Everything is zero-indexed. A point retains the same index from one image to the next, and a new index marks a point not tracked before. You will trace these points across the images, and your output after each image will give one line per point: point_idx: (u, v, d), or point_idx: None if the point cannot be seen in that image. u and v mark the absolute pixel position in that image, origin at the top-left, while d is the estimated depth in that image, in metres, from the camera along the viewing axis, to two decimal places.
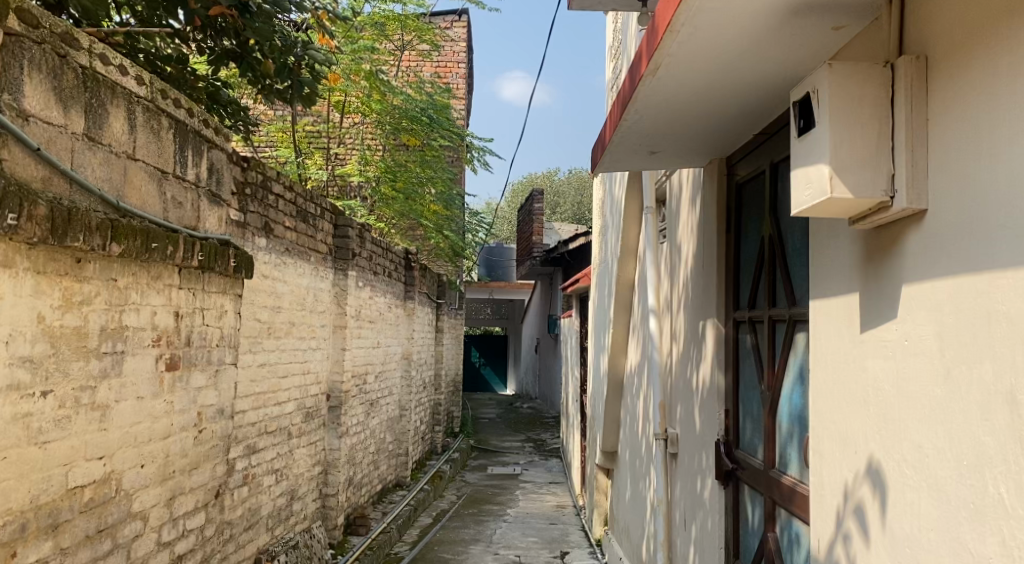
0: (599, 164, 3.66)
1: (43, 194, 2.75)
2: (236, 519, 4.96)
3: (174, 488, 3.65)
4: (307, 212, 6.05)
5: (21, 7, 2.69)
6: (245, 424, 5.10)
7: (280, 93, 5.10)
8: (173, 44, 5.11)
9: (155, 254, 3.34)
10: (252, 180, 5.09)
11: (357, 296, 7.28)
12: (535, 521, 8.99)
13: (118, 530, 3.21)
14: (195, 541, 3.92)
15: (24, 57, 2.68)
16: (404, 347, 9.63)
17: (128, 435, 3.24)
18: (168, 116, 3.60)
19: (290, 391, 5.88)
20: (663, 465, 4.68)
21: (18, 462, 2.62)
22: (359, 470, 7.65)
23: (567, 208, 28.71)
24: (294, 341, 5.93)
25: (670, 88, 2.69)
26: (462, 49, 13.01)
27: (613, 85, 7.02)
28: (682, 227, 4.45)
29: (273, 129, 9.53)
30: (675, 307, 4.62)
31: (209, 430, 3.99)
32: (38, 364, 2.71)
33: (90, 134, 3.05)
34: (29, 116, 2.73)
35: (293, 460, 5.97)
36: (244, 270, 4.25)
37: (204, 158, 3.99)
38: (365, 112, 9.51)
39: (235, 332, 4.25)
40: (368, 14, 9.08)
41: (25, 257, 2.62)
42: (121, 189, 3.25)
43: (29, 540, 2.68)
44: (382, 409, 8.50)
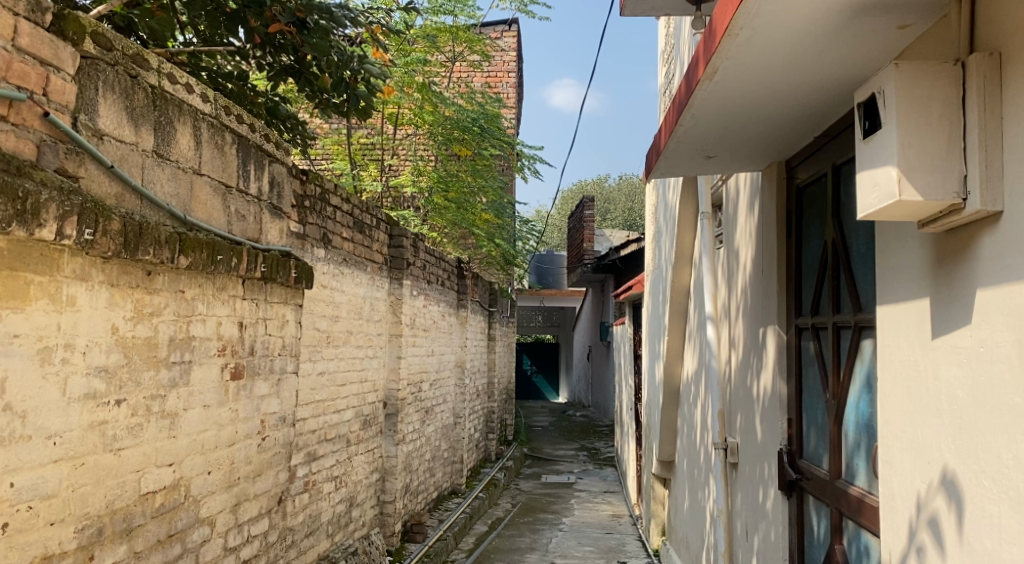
0: (655, 169, 3.63)
1: (117, 210, 2.85)
2: (298, 525, 5.06)
3: (239, 495, 3.74)
4: (364, 223, 6.16)
5: (96, 30, 2.80)
6: (306, 431, 5.20)
7: (336, 107, 5.19)
8: (234, 61, 5.26)
9: (220, 265, 3.44)
10: (311, 193, 5.20)
11: (412, 304, 7.36)
12: (591, 530, 8.94)
13: (187, 535, 3.30)
14: (260, 546, 4.00)
15: (99, 79, 2.80)
16: (457, 355, 9.69)
17: (196, 442, 3.34)
18: (232, 132, 3.72)
19: (348, 400, 5.97)
20: (722, 475, 4.60)
21: (94, 469, 2.71)
22: (416, 478, 7.72)
23: (618, 214, 28.62)
24: (352, 349, 6.02)
25: (727, 91, 2.66)
26: (512, 59, 13.10)
27: (666, 90, 6.96)
28: (740, 231, 4.38)
29: (329, 142, 9.76)
30: (734, 314, 4.55)
31: (272, 437, 4.08)
32: (112, 374, 2.80)
33: (159, 150, 3.16)
34: (103, 135, 2.83)
35: (352, 467, 6.05)
36: (306, 281, 4.34)
37: (266, 172, 4.10)
38: (417, 124, 9.64)
39: (296, 341, 4.33)
40: (420, 27, 9.21)
41: (100, 270, 2.72)
42: (188, 204, 3.36)
43: (106, 543, 2.78)
44: (437, 416, 8.57)
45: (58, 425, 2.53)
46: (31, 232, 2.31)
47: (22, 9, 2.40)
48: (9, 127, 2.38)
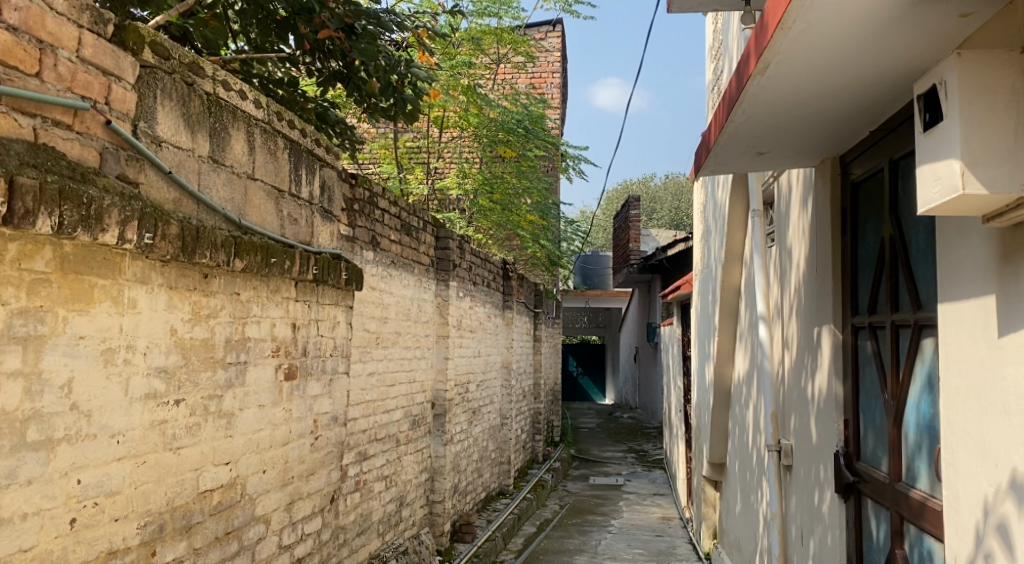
0: (704, 166, 3.58)
1: (175, 214, 2.91)
2: (350, 524, 5.13)
3: (294, 493, 3.80)
4: (411, 225, 6.22)
5: (156, 40, 2.87)
6: (357, 431, 5.26)
7: (384, 111, 5.24)
8: (284, 68, 5.36)
9: (274, 268, 3.50)
10: (360, 196, 5.26)
11: (459, 306, 7.40)
12: (641, 532, 8.87)
13: (243, 533, 3.37)
14: (314, 544, 4.06)
15: (157, 88, 2.88)
16: (504, 356, 9.70)
17: (251, 441, 3.40)
18: (284, 137, 3.79)
19: (398, 400, 6.03)
20: (776, 477, 4.53)
21: (155, 466, 2.78)
22: (464, 478, 7.75)
23: (665, 213, 28.38)
24: (401, 350, 6.08)
25: (779, 86, 2.62)
26: (556, 59, 13.08)
27: (714, 87, 6.89)
28: (792, 229, 4.30)
29: (376, 146, 9.87)
30: (787, 313, 4.48)
31: (324, 436, 4.14)
32: (172, 374, 2.87)
33: (214, 156, 3.23)
34: (161, 142, 2.91)
35: (401, 467, 6.11)
36: (355, 283, 4.39)
37: (317, 176, 4.17)
38: (463, 126, 9.69)
39: (346, 342, 4.39)
40: (465, 30, 9.25)
41: (159, 273, 2.79)
42: (243, 208, 3.43)
43: (167, 540, 2.85)
44: (484, 416, 8.60)
45: (121, 424, 2.60)
46: (95, 236, 2.38)
47: (85, 21, 2.49)
48: (74, 136, 2.46)
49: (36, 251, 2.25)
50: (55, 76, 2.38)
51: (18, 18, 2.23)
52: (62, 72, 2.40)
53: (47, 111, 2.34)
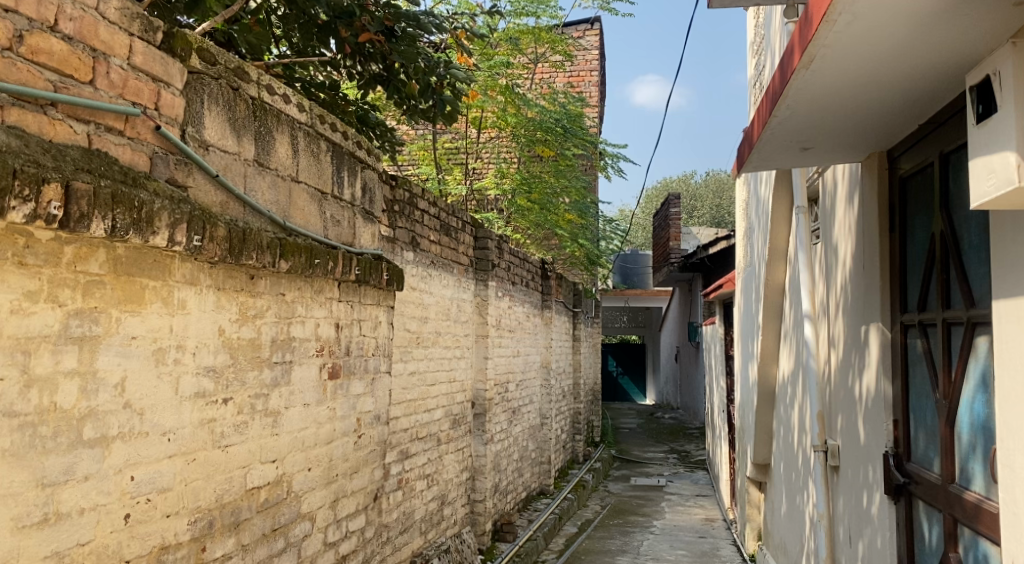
0: (746, 163, 3.54)
1: (222, 217, 2.97)
2: (392, 522, 5.17)
3: (338, 491, 3.85)
4: (450, 226, 6.25)
5: (202, 46, 2.93)
6: (399, 430, 5.30)
7: (423, 112, 5.27)
8: (325, 72, 5.43)
9: (318, 269, 3.55)
10: (400, 197, 5.31)
11: (498, 305, 7.42)
12: (683, 533, 8.79)
13: (290, 530, 3.42)
14: (358, 542, 4.10)
15: (204, 92, 2.94)
16: (543, 356, 9.71)
17: (296, 440, 3.46)
18: (326, 140, 3.84)
19: (438, 399, 6.07)
20: (823, 478, 4.46)
21: (205, 464, 2.84)
22: (504, 477, 7.77)
23: (705, 211, 28.08)
24: (441, 349, 6.11)
25: (825, 80, 2.58)
26: (594, 57, 13.03)
27: (755, 82, 6.80)
28: (838, 225, 4.23)
29: (415, 148, 9.95)
30: (833, 312, 4.41)
31: (368, 435, 4.18)
32: (220, 374, 2.93)
33: (259, 159, 3.29)
34: (209, 146, 2.96)
35: (443, 466, 6.15)
36: (396, 283, 4.43)
37: (359, 177, 4.21)
38: (501, 126, 9.71)
39: (388, 342, 4.43)
40: (503, 30, 9.27)
41: (207, 274, 2.85)
42: (287, 210, 3.48)
43: (216, 535, 2.91)
44: (524, 416, 8.62)
45: (172, 423, 2.66)
46: (146, 239, 2.43)
47: (136, 29, 2.55)
48: (125, 141, 2.52)
49: (90, 253, 2.31)
50: (107, 83, 2.44)
51: (73, 27, 2.31)
52: (114, 79, 2.47)
53: (99, 117, 2.41)
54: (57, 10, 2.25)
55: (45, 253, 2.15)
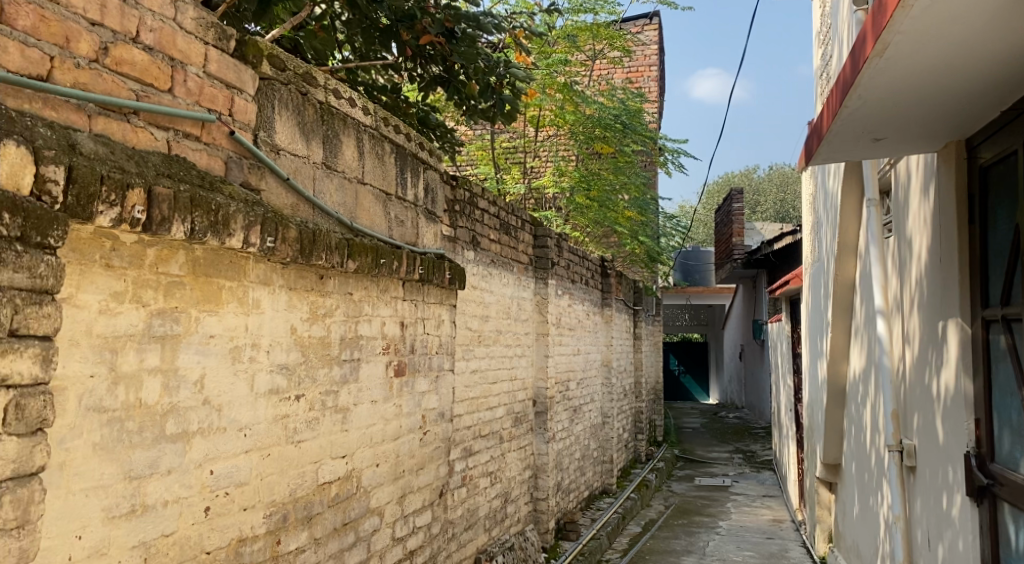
0: (815, 155, 3.46)
1: (293, 219, 3.04)
2: (457, 519, 5.23)
3: (405, 486, 3.92)
4: (509, 224, 6.28)
5: (272, 53, 3.01)
6: (462, 428, 5.35)
7: (482, 112, 5.29)
8: (387, 75, 5.51)
9: (384, 268, 3.61)
10: (461, 197, 5.35)
11: (558, 304, 7.43)
12: (751, 534, 8.65)
13: (359, 524, 3.49)
14: (425, 537, 4.16)
15: (275, 98, 3.02)
16: (604, 354, 9.67)
17: (365, 436, 3.53)
18: (390, 141, 3.90)
19: (500, 397, 6.11)
20: (899, 479, 4.33)
21: (279, 459, 2.92)
22: (566, 476, 7.77)
23: (769, 205, 27.49)
24: (502, 348, 6.14)
25: (900, 68, 2.51)
26: (653, 52, 12.88)
27: (822, 72, 6.64)
28: (913, 218, 4.11)
29: (474, 147, 10.01)
30: (907, 307, 4.28)
31: (433, 431, 4.24)
32: (292, 371, 3.01)
33: (327, 162, 3.36)
34: (280, 150, 3.04)
35: (505, 463, 6.18)
36: (459, 282, 4.47)
37: (421, 178, 4.27)
38: (559, 124, 9.68)
39: (451, 340, 4.48)
40: (560, 28, 9.28)
41: (280, 274, 2.93)
42: (354, 211, 3.55)
43: (291, 529, 2.99)
44: (585, 415, 8.59)
45: (248, 418, 2.75)
46: (223, 241, 2.50)
47: (210, 38, 2.64)
48: (202, 146, 2.61)
49: (171, 255, 2.39)
50: (185, 91, 2.53)
51: (152, 38, 2.40)
52: (191, 86, 2.56)
53: (177, 123, 2.50)
54: (138, 22, 2.35)
55: (129, 255, 2.24)
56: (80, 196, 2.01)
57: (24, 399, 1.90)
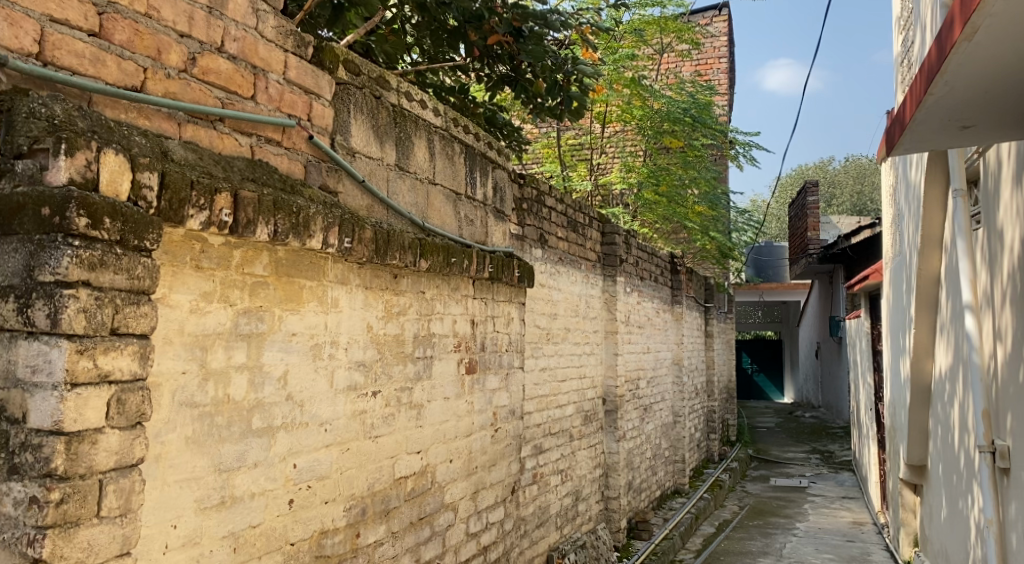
0: (896, 145, 3.35)
1: (368, 220, 3.12)
2: (529, 516, 5.26)
3: (478, 483, 3.96)
4: (577, 222, 6.28)
5: (348, 58, 3.08)
6: (532, 425, 5.38)
7: (550, 110, 5.30)
8: (454, 76, 5.56)
9: (455, 267, 3.66)
10: (529, 195, 5.38)
11: (627, 301, 7.38)
12: (830, 536, 8.43)
13: (435, 519, 3.55)
14: (498, 534, 4.20)
15: (350, 102, 3.10)
16: (675, 352, 9.55)
17: (438, 432, 3.58)
18: (460, 142, 3.94)
19: (570, 395, 6.11)
20: (991, 482, 4.16)
21: (357, 453, 2.99)
22: (638, 475, 7.72)
23: (845, 199, 26.67)
24: (571, 346, 6.14)
25: (990, 52, 2.42)
26: (723, 44, 12.64)
27: (903, 59, 6.42)
28: (1004, 209, 3.94)
29: (540, 145, 10.02)
30: (999, 302, 4.10)
31: (504, 429, 4.28)
32: (369, 368, 3.08)
33: (400, 164, 3.42)
34: (355, 153, 3.11)
35: (576, 462, 6.18)
36: (528, 280, 4.49)
37: (490, 177, 4.30)
38: (626, 120, 9.58)
39: (520, 338, 4.50)
40: (627, 22, 9.23)
41: (356, 274, 3.00)
42: (426, 211, 3.61)
43: (369, 522, 3.06)
44: (656, 414, 8.52)
45: (328, 414, 2.83)
46: (304, 242, 2.58)
47: (290, 46, 2.73)
48: (283, 151, 2.69)
49: (255, 256, 2.48)
50: (267, 98, 2.62)
51: (236, 47, 2.49)
52: (272, 93, 2.65)
53: (259, 129, 2.59)
54: (223, 32, 2.45)
55: (217, 256, 2.33)
56: (172, 201, 2.11)
57: (125, 394, 2.00)
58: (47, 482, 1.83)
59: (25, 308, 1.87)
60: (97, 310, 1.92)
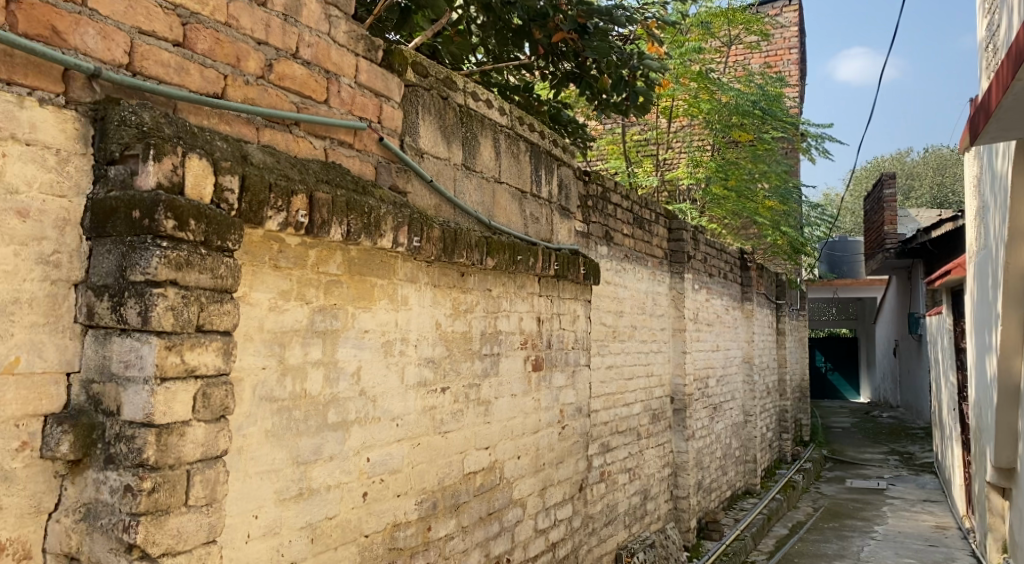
0: (982, 133, 3.22)
1: (437, 219, 3.17)
2: (597, 514, 5.26)
3: (546, 479, 3.98)
4: (643, 218, 6.24)
5: (416, 60, 3.13)
6: (599, 423, 5.37)
7: (616, 105, 5.30)
8: (518, 74, 5.59)
9: (521, 265, 3.69)
10: (594, 192, 5.37)
11: (695, 299, 7.28)
12: (911, 541, 8.16)
13: (503, 514, 3.59)
14: (567, 530, 4.21)
15: (418, 103, 3.15)
16: (745, 351, 9.39)
17: (506, 428, 3.62)
18: (525, 140, 3.97)
19: (637, 393, 6.08)
20: None
21: (428, 448, 3.05)
22: (707, 474, 7.63)
23: (925, 191, 25.71)
24: (637, 344, 6.11)
25: None
26: (794, 34, 12.32)
27: (989, 44, 6.16)
28: None
29: (604, 142, 9.98)
30: None
31: (571, 426, 4.29)
32: (438, 364, 3.13)
33: (466, 163, 3.46)
34: (423, 154, 3.17)
35: (644, 460, 6.15)
36: (593, 277, 4.49)
37: (555, 175, 4.31)
38: (693, 114, 9.41)
39: (586, 335, 4.50)
40: (694, 15, 9.11)
41: (425, 272, 3.06)
42: (492, 210, 3.64)
43: (440, 516, 3.12)
44: (726, 413, 8.40)
45: (400, 409, 2.89)
46: (375, 241, 2.65)
47: (361, 50, 2.79)
48: (354, 153, 2.77)
49: (329, 256, 2.56)
50: (339, 101, 2.69)
51: (310, 53, 2.57)
52: (344, 97, 2.72)
53: (333, 133, 2.67)
54: (298, 38, 2.52)
55: (294, 256, 2.41)
56: (252, 203, 2.20)
57: (210, 388, 2.08)
58: (140, 471, 1.93)
59: (117, 306, 1.97)
60: (183, 308, 2.01)
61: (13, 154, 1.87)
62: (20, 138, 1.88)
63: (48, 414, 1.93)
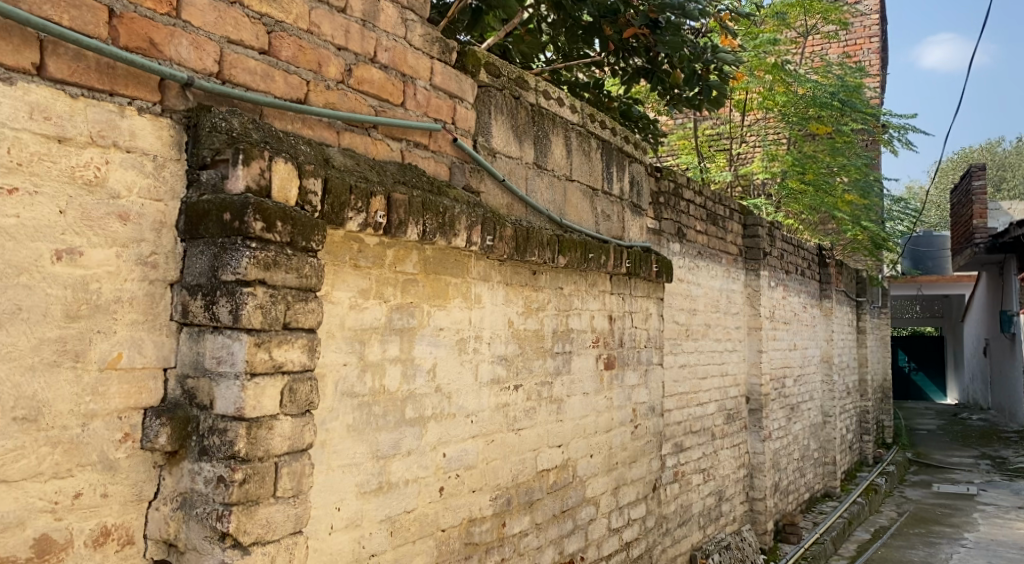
0: None
1: (509, 217, 3.20)
2: (671, 514, 5.21)
3: (619, 478, 3.97)
4: (717, 214, 6.15)
5: (489, 60, 3.17)
6: (672, 423, 5.32)
7: (688, 100, 5.23)
8: (589, 71, 5.57)
9: (592, 263, 3.68)
10: (665, 188, 5.32)
11: (771, 296, 7.12)
12: (1004, 549, 7.81)
13: (576, 512, 3.59)
14: (640, 530, 4.19)
15: (491, 103, 3.18)
16: (824, 350, 9.14)
17: (579, 426, 3.62)
18: (597, 137, 3.96)
19: (711, 393, 5.99)
20: None
21: (502, 445, 3.08)
22: (785, 476, 7.46)
23: (1017, 183, 24.52)
24: (711, 343, 6.02)
25: None
26: (874, 22, 11.92)
27: None
28: None
29: (675, 138, 9.85)
30: None
31: (644, 425, 4.26)
32: (511, 362, 3.16)
33: (538, 162, 3.48)
34: (496, 153, 3.20)
35: (719, 461, 6.06)
36: (666, 274, 4.46)
37: (626, 171, 4.29)
38: (768, 107, 9.22)
39: (659, 332, 4.47)
40: (769, 6, 8.90)
41: (498, 270, 3.09)
42: (563, 208, 3.65)
43: (514, 513, 3.15)
44: (804, 413, 8.19)
45: (474, 406, 2.93)
46: (450, 241, 2.69)
47: (436, 52, 2.84)
48: (429, 154, 2.82)
49: (406, 255, 2.61)
50: (415, 104, 2.75)
51: (387, 57, 2.63)
52: (420, 99, 2.77)
53: (409, 134, 2.72)
54: (376, 43, 2.58)
55: (373, 256, 2.47)
56: (334, 205, 2.27)
57: (296, 384, 2.16)
58: (231, 463, 2.01)
59: (210, 305, 2.05)
60: (271, 306, 2.09)
61: (115, 161, 1.97)
62: (121, 145, 1.98)
63: (148, 407, 2.04)
